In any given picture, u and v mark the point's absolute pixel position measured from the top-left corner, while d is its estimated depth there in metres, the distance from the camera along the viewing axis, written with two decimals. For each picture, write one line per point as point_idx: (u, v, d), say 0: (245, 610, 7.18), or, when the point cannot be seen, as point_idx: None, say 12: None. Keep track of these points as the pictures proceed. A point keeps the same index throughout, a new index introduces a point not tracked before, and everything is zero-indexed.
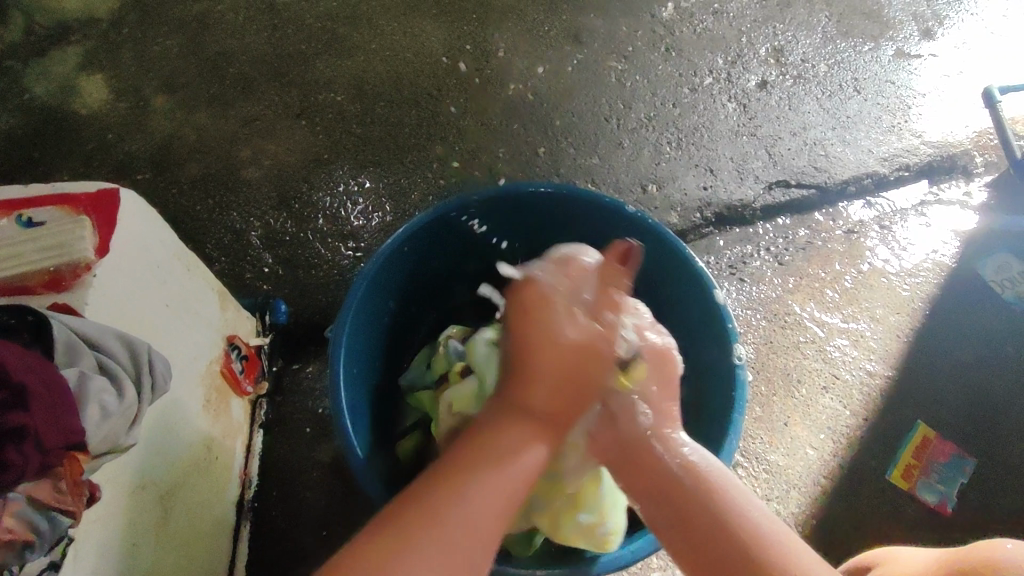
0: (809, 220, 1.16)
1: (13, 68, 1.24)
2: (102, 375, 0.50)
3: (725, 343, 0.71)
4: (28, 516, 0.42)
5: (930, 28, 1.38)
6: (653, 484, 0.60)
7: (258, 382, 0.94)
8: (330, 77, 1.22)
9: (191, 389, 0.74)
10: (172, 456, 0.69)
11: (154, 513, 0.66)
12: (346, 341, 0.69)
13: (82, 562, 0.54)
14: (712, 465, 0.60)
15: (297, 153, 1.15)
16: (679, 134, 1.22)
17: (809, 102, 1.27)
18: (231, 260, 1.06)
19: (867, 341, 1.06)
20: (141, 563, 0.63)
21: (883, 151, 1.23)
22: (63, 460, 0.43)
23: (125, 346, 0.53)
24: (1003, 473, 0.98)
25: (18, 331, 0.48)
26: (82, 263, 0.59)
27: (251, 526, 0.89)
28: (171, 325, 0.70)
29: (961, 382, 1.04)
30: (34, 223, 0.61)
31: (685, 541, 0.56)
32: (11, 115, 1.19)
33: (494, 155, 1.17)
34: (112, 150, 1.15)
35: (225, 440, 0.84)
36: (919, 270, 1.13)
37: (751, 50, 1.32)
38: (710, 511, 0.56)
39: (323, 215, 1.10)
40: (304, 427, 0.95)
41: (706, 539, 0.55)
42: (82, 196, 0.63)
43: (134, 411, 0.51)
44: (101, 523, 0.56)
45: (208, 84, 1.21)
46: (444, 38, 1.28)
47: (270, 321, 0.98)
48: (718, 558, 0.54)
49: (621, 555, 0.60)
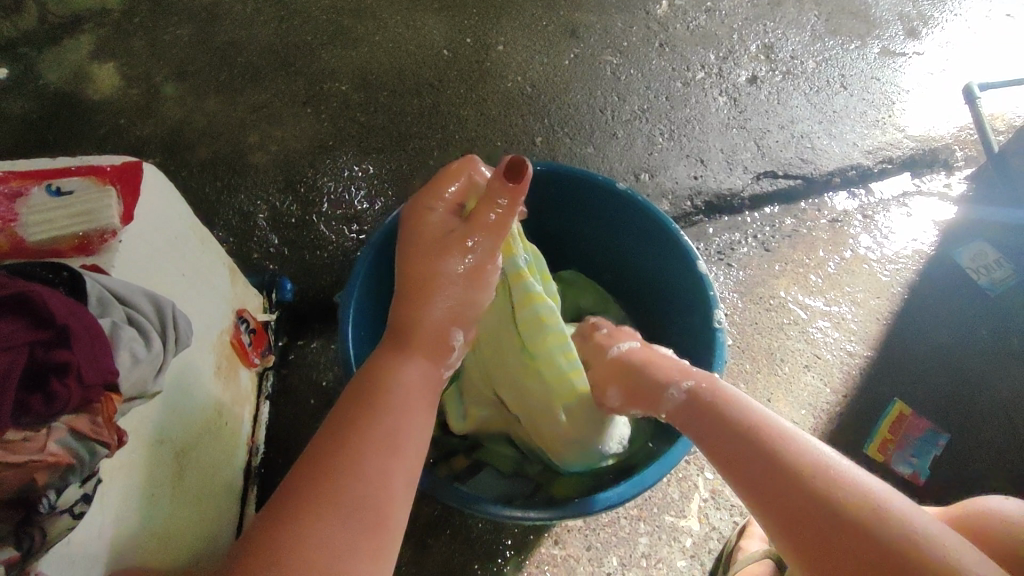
0: (794, 209, 1.21)
1: (28, 55, 1.28)
2: (131, 326, 0.54)
3: (707, 310, 0.76)
4: (69, 443, 0.46)
5: (915, 27, 1.43)
6: (724, 449, 0.59)
7: (265, 354, 0.98)
8: (335, 67, 1.27)
9: (205, 354, 0.79)
10: (185, 416, 0.73)
11: (169, 468, 0.70)
12: (354, 308, 0.73)
13: (106, 504, 0.58)
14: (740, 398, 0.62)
15: (302, 140, 1.19)
16: (671, 125, 1.26)
17: (797, 97, 1.32)
18: (239, 240, 1.10)
19: (848, 324, 1.11)
20: (157, 513, 0.67)
21: (868, 144, 1.27)
22: (101, 397, 0.48)
23: (150, 303, 0.57)
24: (974, 449, 1.03)
25: (56, 285, 0.52)
26: (109, 229, 0.64)
27: (258, 491, 0.93)
28: (187, 293, 0.75)
29: (937, 362, 1.09)
30: (63, 191, 0.65)
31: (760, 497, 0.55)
32: (26, 100, 1.22)
33: (493, 144, 1.21)
34: (123, 135, 1.19)
35: (234, 407, 0.88)
36: (899, 257, 1.18)
37: (742, 46, 1.36)
38: (769, 462, 0.55)
39: (327, 198, 1.14)
40: (308, 399, 1.00)
41: (771, 485, 0.55)
42: (108, 167, 0.68)
43: (161, 360, 0.55)
44: (124, 471, 0.61)
45: (217, 72, 1.26)
46: (445, 32, 1.32)
47: (276, 299, 1.03)
48: (789, 499, 0.53)
49: (609, 496, 0.63)
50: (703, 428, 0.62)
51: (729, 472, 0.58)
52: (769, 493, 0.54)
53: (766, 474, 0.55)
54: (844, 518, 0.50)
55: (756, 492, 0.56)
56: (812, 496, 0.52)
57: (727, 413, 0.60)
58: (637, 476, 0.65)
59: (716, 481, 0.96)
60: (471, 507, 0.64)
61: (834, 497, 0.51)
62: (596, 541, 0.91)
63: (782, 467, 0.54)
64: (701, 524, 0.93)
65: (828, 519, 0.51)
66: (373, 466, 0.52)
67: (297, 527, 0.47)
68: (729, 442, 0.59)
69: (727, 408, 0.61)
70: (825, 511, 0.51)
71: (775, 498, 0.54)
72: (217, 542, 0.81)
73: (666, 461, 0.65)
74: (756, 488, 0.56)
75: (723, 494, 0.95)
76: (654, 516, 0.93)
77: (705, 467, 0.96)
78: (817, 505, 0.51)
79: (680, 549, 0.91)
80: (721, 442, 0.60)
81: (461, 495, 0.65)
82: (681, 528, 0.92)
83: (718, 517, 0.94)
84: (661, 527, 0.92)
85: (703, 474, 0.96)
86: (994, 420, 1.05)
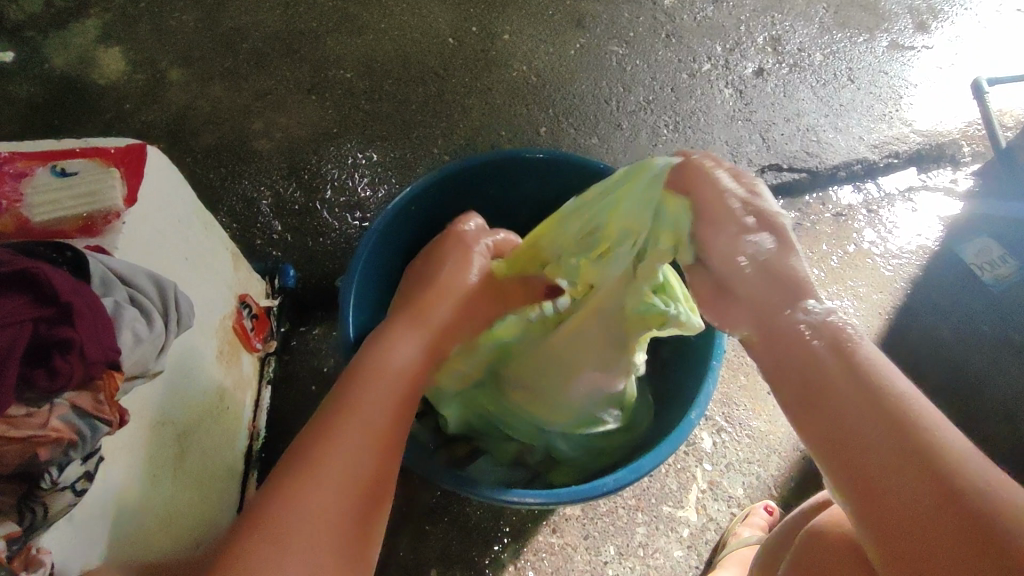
0: (799, 203, 1.20)
1: (34, 39, 1.28)
2: (133, 307, 0.54)
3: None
4: (71, 419, 0.46)
5: (925, 21, 1.42)
6: (837, 407, 0.45)
7: (267, 340, 0.99)
8: (340, 55, 1.27)
9: (207, 338, 0.79)
10: (187, 399, 0.74)
11: (170, 449, 0.70)
12: (355, 293, 0.74)
13: (109, 482, 0.59)
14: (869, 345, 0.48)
15: (306, 127, 1.19)
16: (677, 117, 1.26)
17: (803, 90, 1.31)
18: (242, 226, 1.11)
19: (850, 318, 1.11)
20: (159, 493, 0.68)
21: (874, 138, 1.27)
22: (103, 374, 0.48)
23: (153, 284, 0.57)
24: (974, 445, 1.03)
25: (60, 264, 0.53)
26: (113, 211, 0.64)
27: (259, 475, 0.94)
28: (190, 277, 0.75)
29: (938, 358, 1.08)
30: (67, 172, 0.65)
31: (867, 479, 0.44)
32: (31, 84, 1.23)
33: (497, 133, 1.21)
34: (128, 120, 1.20)
35: (235, 391, 0.88)
36: (903, 252, 1.17)
37: (749, 38, 1.35)
38: (903, 447, 0.43)
39: (331, 185, 1.14)
40: (309, 385, 1.00)
41: (897, 472, 0.43)
42: (111, 150, 0.68)
43: (162, 340, 0.56)
44: (126, 451, 0.62)
45: (222, 58, 1.26)
46: (451, 20, 1.32)
47: (279, 284, 1.03)
48: (913, 495, 0.42)
49: (606, 482, 0.64)
50: (808, 375, 0.47)
51: (828, 438, 0.46)
52: (890, 480, 0.43)
53: (887, 456, 0.43)
54: (982, 531, 0.41)
55: (865, 471, 0.44)
56: (936, 494, 0.42)
57: (852, 364, 0.46)
58: (634, 463, 0.65)
59: (715, 472, 0.96)
60: (469, 491, 0.64)
61: (960, 497, 0.42)
62: (593, 530, 0.91)
63: (909, 453, 0.43)
64: (699, 515, 0.93)
65: (958, 532, 0.41)
66: (339, 458, 0.53)
67: (265, 544, 0.47)
68: (846, 401, 0.45)
69: (856, 359, 0.46)
70: (964, 521, 0.41)
71: (889, 484, 0.43)
72: (218, 524, 0.82)
73: (663, 448, 0.65)
74: (865, 468, 0.44)
75: (721, 486, 0.95)
76: (651, 506, 0.93)
77: (703, 458, 0.97)
78: (938, 508, 0.42)
79: (677, 539, 0.92)
80: (831, 399, 0.46)
81: (459, 479, 0.65)
82: (678, 519, 0.93)
83: (715, 508, 0.94)
84: (658, 518, 0.93)
85: (702, 465, 0.96)
86: (995, 416, 1.05)
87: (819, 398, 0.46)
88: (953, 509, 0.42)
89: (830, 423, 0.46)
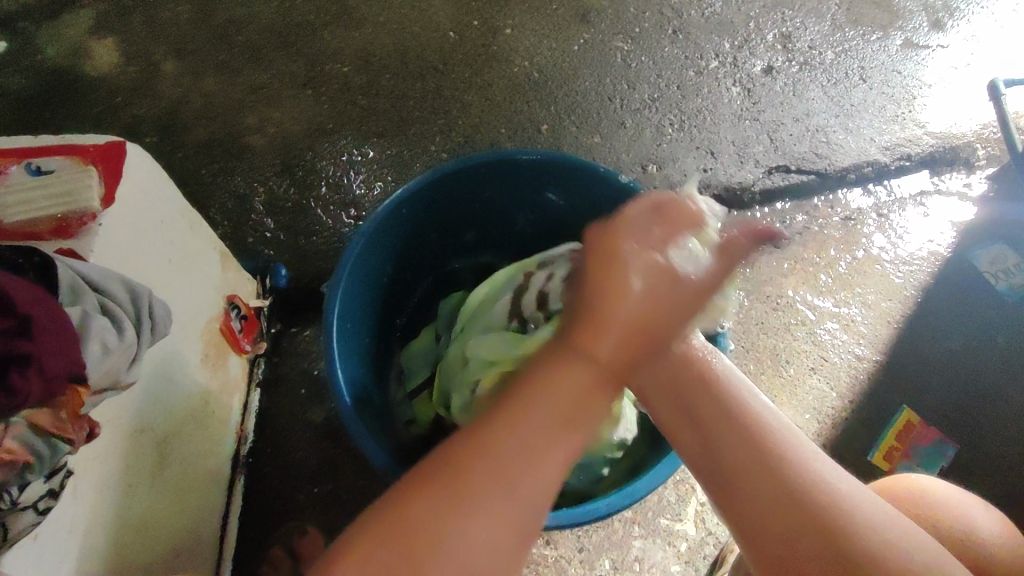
0: (806, 206, 1.17)
1: (26, 29, 1.26)
2: (104, 316, 0.52)
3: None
4: (29, 440, 0.44)
5: (940, 18, 1.37)
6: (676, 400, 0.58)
7: (257, 342, 0.96)
8: (337, 48, 1.23)
9: (191, 342, 0.77)
10: (168, 405, 0.72)
11: (149, 459, 0.68)
12: (341, 298, 0.71)
13: (80, 495, 0.56)
14: (734, 376, 0.59)
15: (301, 122, 1.17)
16: (682, 115, 1.22)
17: (814, 89, 1.27)
18: (234, 224, 1.08)
19: (857, 326, 1.08)
20: (136, 505, 0.66)
21: (885, 140, 1.23)
22: (65, 391, 0.46)
23: (126, 292, 0.55)
24: (984, 460, 1.00)
25: (26, 270, 0.50)
26: (89, 212, 0.61)
27: (246, 481, 0.92)
28: (173, 279, 0.72)
29: (948, 369, 1.05)
30: (43, 171, 0.62)
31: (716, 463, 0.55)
32: (22, 75, 1.20)
33: (497, 131, 1.18)
34: (120, 113, 1.17)
35: (222, 395, 0.86)
36: (914, 259, 1.14)
37: (758, 35, 1.31)
38: (736, 434, 0.54)
39: (325, 182, 1.12)
40: (300, 388, 0.98)
41: (736, 457, 0.54)
42: (90, 147, 0.65)
43: (134, 350, 0.53)
44: (99, 463, 0.59)
45: (217, 51, 1.23)
46: (451, 14, 1.28)
47: (270, 285, 1.01)
48: (747, 478, 0.52)
49: (598, 507, 0.61)
50: (687, 395, 0.58)
51: (704, 450, 0.55)
52: (727, 463, 0.54)
53: (748, 459, 0.53)
54: (802, 506, 0.50)
55: (731, 475, 0.53)
56: (791, 492, 0.51)
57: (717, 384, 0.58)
58: (628, 487, 0.62)
59: None
60: None
61: (811, 492, 0.51)
62: (588, 543, 0.89)
63: (764, 456, 0.53)
64: (697, 529, 0.91)
65: (782, 508, 0.51)
66: (456, 512, 0.44)
67: None
68: (713, 416, 0.56)
69: (722, 380, 0.58)
70: (784, 497, 0.51)
71: (745, 480, 0.52)
72: (201, 533, 0.80)
73: (658, 472, 0.63)
74: (722, 460, 0.54)
75: None
76: (648, 519, 0.90)
77: None
78: (797, 502, 0.50)
79: (675, 553, 0.89)
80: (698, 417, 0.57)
81: None
82: (676, 532, 0.90)
83: (715, 521, 0.91)
84: (656, 531, 0.90)
85: None
86: (1006, 430, 1.02)
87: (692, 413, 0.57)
88: (783, 488, 0.51)
89: (684, 413, 0.57)
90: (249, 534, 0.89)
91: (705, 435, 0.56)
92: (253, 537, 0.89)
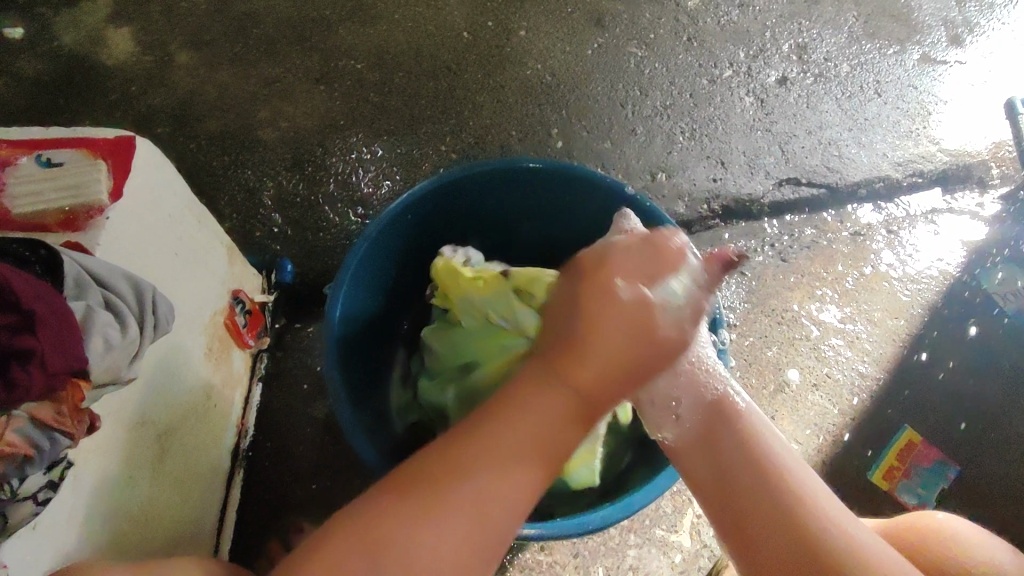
0: (816, 219, 1.16)
1: (43, 15, 1.26)
2: (107, 311, 0.52)
3: None
4: (30, 433, 0.45)
5: (959, 34, 1.36)
6: (720, 444, 0.60)
7: (260, 336, 0.97)
8: (350, 45, 1.24)
9: (195, 335, 0.77)
10: (171, 397, 0.72)
11: (150, 450, 0.69)
12: (343, 299, 0.71)
13: (80, 486, 0.57)
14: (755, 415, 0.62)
15: (313, 118, 1.17)
16: (693, 124, 1.22)
17: (828, 102, 1.26)
18: (243, 217, 1.09)
19: (862, 343, 1.07)
20: (136, 496, 0.66)
21: (898, 155, 1.22)
22: (66, 385, 0.46)
23: (129, 285, 0.55)
24: (984, 482, 0.99)
25: (32, 264, 0.51)
26: (96, 205, 0.62)
27: (245, 473, 0.92)
28: (179, 273, 0.73)
29: (953, 390, 1.04)
30: (53, 163, 0.63)
31: (732, 519, 0.57)
32: (38, 62, 1.21)
33: (507, 133, 1.18)
34: (134, 102, 1.18)
35: (224, 388, 0.86)
36: (922, 277, 1.13)
37: (774, 45, 1.31)
38: (754, 472, 0.57)
39: (334, 179, 1.12)
40: (301, 383, 0.98)
41: (755, 505, 0.56)
42: (100, 140, 0.65)
43: (136, 346, 0.54)
44: (100, 453, 0.60)
45: (232, 43, 1.23)
46: (466, 14, 1.28)
47: (275, 280, 1.01)
48: (760, 524, 0.55)
49: (592, 519, 0.61)
50: (708, 434, 0.61)
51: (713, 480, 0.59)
52: (745, 504, 0.56)
53: (772, 508, 0.55)
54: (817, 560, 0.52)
55: (729, 489, 0.57)
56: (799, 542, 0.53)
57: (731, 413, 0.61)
58: (625, 498, 0.62)
59: None
60: None
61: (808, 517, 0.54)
62: (584, 550, 0.89)
63: (769, 490, 0.56)
64: (693, 541, 0.90)
65: (789, 551, 0.53)
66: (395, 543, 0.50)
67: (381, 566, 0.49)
68: (730, 441, 0.59)
69: (744, 417, 0.61)
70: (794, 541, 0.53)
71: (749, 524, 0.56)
72: (198, 525, 0.80)
73: (653, 486, 0.63)
74: (739, 496, 0.57)
75: None
76: (644, 528, 0.90)
77: None
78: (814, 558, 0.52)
79: (669, 564, 0.89)
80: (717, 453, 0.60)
81: None
82: (671, 543, 0.90)
83: (710, 534, 0.91)
84: (651, 540, 0.90)
85: None
86: (1008, 452, 1.01)
87: (705, 437, 0.61)
88: (791, 531, 0.53)
89: (707, 449, 0.60)
90: (247, 526, 0.90)
91: (720, 477, 0.58)
92: (249, 531, 0.89)
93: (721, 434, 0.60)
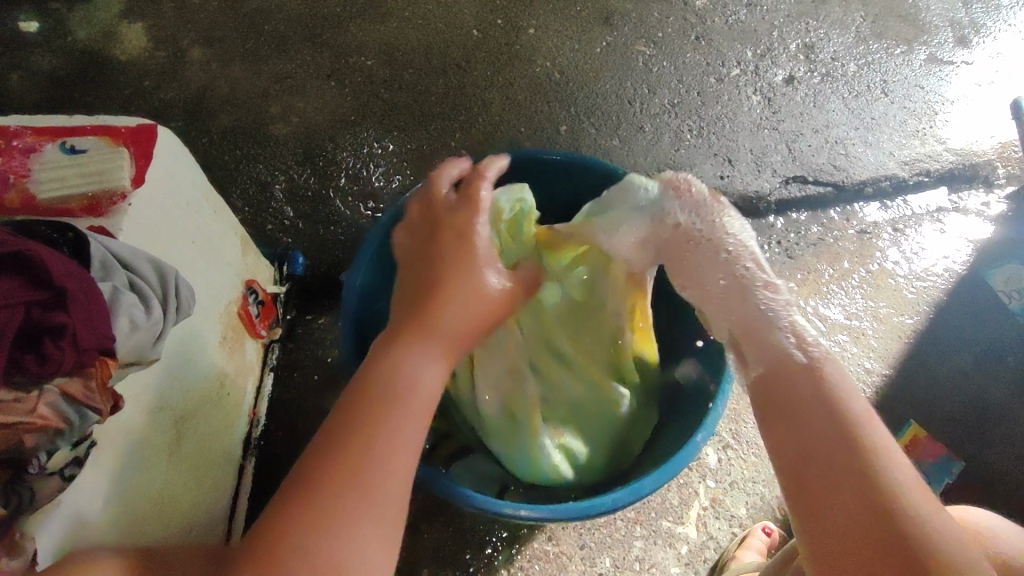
0: (822, 216, 1.17)
1: (59, 11, 1.28)
2: (132, 292, 0.54)
3: None
4: (59, 407, 0.47)
5: (966, 35, 1.36)
6: (799, 409, 0.51)
7: (273, 327, 0.98)
8: (361, 41, 1.25)
9: (211, 323, 0.78)
10: (187, 384, 0.73)
11: (167, 434, 0.70)
12: (358, 287, 0.73)
13: (102, 467, 0.58)
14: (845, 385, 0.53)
15: (325, 113, 1.18)
16: (700, 122, 1.23)
17: (834, 101, 1.27)
18: (255, 210, 1.10)
19: (867, 339, 1.08)
20: (153, 479, 0.67)
21: (905, 155, 1.23)
22: (95, 361, 0.47)
23: (153, 269, 0.57)
24: (989, 478, 1.00)
25: (60, 245, 0.52)
26: (119, 192, 0.63)
27: (256, 462, 0.93)
28: (196, 261, 0.74)
29: (957, 388, 1.05)
30: (76, 150, 0.64)
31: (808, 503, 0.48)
32: (54, 56, 1.22)
33: (516, 129, 1.19)
34: (148, 97, 1.19)
35: (237, 377, 0.88)
36: (928, 275, 1.14)
37: (781, 45, 1.31)
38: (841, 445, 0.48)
39: (345, 173, 1.13)
40: (312, 374, 0.99)
41: (836, 482, 0.47)
42: (121, 129, 0.67)
43: (160, 328, 0.55)
44: (121, 435, 0.61)
45: (245, 40, 1.25)
46: (475, 12, 1.29)
47: (287, 272, 1.02)
48: (839, 506, 0.47)
49: (605, 501, 0.62)
50: (786, 400, 0.52)
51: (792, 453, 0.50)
52: (820, 479, 0.48)
53: (852, 493, 0.47)
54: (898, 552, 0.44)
55: (808, 464, 0.49)
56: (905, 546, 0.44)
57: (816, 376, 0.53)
58: (637, 482, 0.63)
59: (717, 490, 0.94)
60: (467, 502, 0.62)
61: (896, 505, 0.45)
62: (592, 541, 0.90)
63: (853, 466, 0.47)
64: (699, 533, 0.91)
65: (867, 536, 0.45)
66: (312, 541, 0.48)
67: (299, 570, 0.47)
68: (812, 406, 0.51)
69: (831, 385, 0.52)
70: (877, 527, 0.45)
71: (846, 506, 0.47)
72: (211, 511, 0.81)
73: (664, 471, 0.64)
74: (821, 474, 0.48)
75: (724, 504, 0.93)
76: (650, 520, 0.91)
77: (707, 475, 0.94)
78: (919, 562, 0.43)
79: (676, 555, 0.90)
80: (817, 426, 0.50)
81: (455, 487, 0.63)
82: (678, 535, 0.91)
83: (716, 526, 0.92)
84: (657, 532, 0.91)
85: (705, 482, 0.94)
86: (1012, 449, 1.02)
87: (780, 399, 0.53)
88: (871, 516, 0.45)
89: (782, 414, 0.52)
90: (257, 514, 0.91)
91: (801, 449, 0.50)
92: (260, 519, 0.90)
93: (799, 394, 0.52)
